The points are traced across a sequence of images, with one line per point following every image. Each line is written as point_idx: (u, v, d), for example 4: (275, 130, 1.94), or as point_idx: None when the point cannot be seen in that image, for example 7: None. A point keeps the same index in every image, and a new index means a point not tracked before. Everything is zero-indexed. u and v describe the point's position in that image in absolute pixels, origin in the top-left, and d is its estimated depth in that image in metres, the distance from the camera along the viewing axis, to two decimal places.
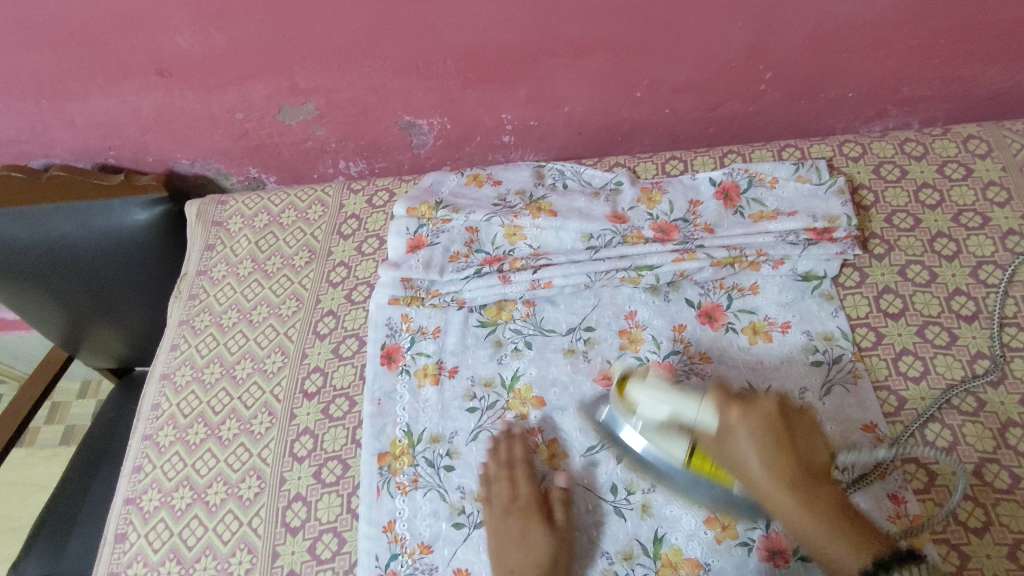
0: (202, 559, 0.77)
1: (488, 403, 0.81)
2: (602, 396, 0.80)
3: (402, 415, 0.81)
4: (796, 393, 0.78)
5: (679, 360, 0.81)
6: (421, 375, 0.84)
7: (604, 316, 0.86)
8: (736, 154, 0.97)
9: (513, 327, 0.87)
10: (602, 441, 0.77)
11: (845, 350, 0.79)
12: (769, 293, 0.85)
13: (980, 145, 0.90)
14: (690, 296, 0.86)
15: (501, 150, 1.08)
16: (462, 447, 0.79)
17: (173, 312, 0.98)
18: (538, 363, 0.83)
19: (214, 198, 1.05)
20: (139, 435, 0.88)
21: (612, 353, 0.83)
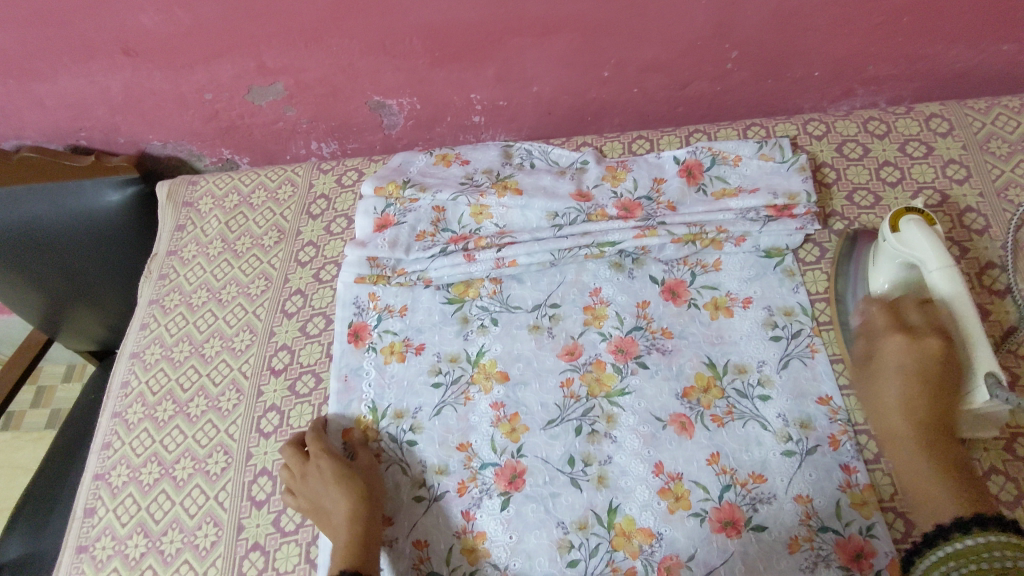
0: (169, 533, 0.78)
1: (453, 377, 0.82)
2: (564, 370, 0.81)
3: (368, 391, 0.82)
4: (754, 366, 0.79)
5: (641, 335, 0.82)
6: (388, 352, 0.85)
7: (569, 293, 0.87)
8: (702, 133, 0.97)
9: (479, 304, 0.87)
10: (562, 414, 0.78)
11: (804, 325, 0.81)
12: (732, 270, 0.86)
13: (942, 124, 0.91)
14: (654, 273, 0.87)
15: (471, 130, 1.08)
16: (425, 421, 0.80)
17: (143, 292, 0.98)
18: (503, 339, 0.84)
19: (185, 179, 1.06)
20: (108, 413, 0.89)
21: (576, 328, 0.84)
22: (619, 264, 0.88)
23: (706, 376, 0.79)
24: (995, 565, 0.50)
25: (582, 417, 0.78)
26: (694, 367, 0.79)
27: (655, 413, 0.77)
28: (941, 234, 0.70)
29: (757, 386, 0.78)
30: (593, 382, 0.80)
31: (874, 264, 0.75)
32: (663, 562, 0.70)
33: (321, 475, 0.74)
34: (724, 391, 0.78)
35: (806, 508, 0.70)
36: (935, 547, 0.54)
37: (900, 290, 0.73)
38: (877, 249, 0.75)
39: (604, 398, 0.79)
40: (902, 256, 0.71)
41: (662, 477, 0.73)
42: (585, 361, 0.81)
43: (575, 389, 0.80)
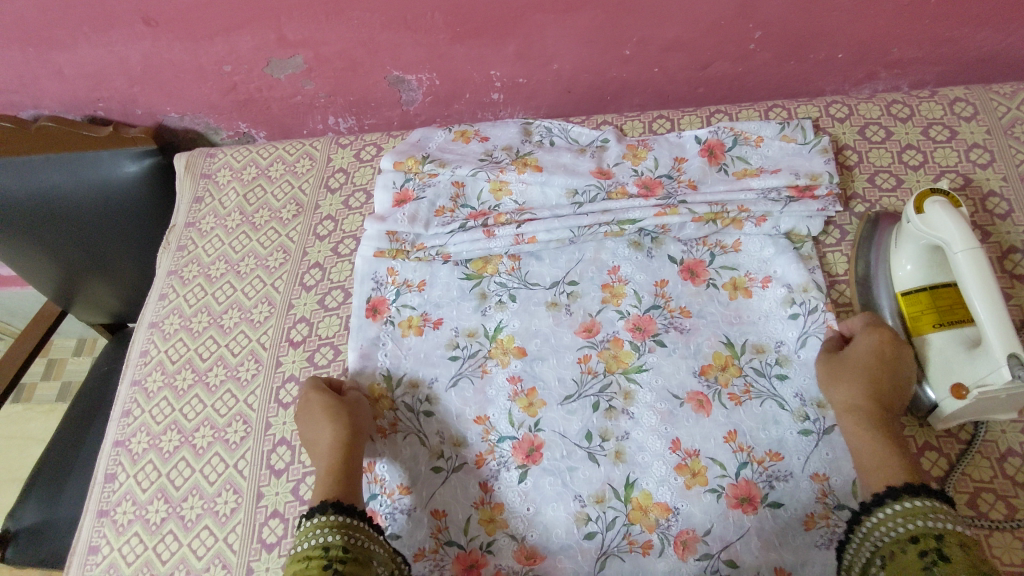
0: (189, 499, 0.79)
1: (471, 351, 0.83)
2: (582, 347, 0.81)
3: (385, 360, 0.83)
4: (772, 346, 0.79)
5: (660, 314, 0.82)
6: (406, 326, 0.85)
7: (587, 271, 0.87)
8: (723, 114, 0.97)
9: (497, 280, 0.88)
10: (579, 390, 0.79)
11: (820, 301, 0.80)
12: (750, 251, 0.86)
13: (966, 108, 0.90)
14: (673, 253, 0.87)
15: (490, 108, 1.08)
16: (442, 392, 0.80)
17: (161, 263, 0.99)
18: (522, 315, 0.84)
19: (203, 151, 1.06)
20: (128, 381, 0.90)
21: (593, 306, 0.84)
22: (638, 243, 0.88)
23: (724, 355, 0.79)
24: (938, 526, 0.58)
25: (599, 393, 0.78)
26: (711, 345, 0.80)
27: (672, 391, 0.77)
28: (965, 217, 0.70)
29: (775, 365, 0.78)
30: (610, 359, 0.80)
31: (897, 247, 0.76)
32: (680, 535, 0.70)
33: (314, 407, 0.77)
34: (742, 369, 0.78)
35: (822, 487, 0.71)
36: (887, 506, 0.62)
37: (922, 273, 0.73)
38: (900, 231, 0.76)
39: (622, 374, 0.79)
40: (927, 238, 0.71)
41: (680, 453, 0.74)
42: (602, 338, 0.82)
43: (593, 365, 0.80)
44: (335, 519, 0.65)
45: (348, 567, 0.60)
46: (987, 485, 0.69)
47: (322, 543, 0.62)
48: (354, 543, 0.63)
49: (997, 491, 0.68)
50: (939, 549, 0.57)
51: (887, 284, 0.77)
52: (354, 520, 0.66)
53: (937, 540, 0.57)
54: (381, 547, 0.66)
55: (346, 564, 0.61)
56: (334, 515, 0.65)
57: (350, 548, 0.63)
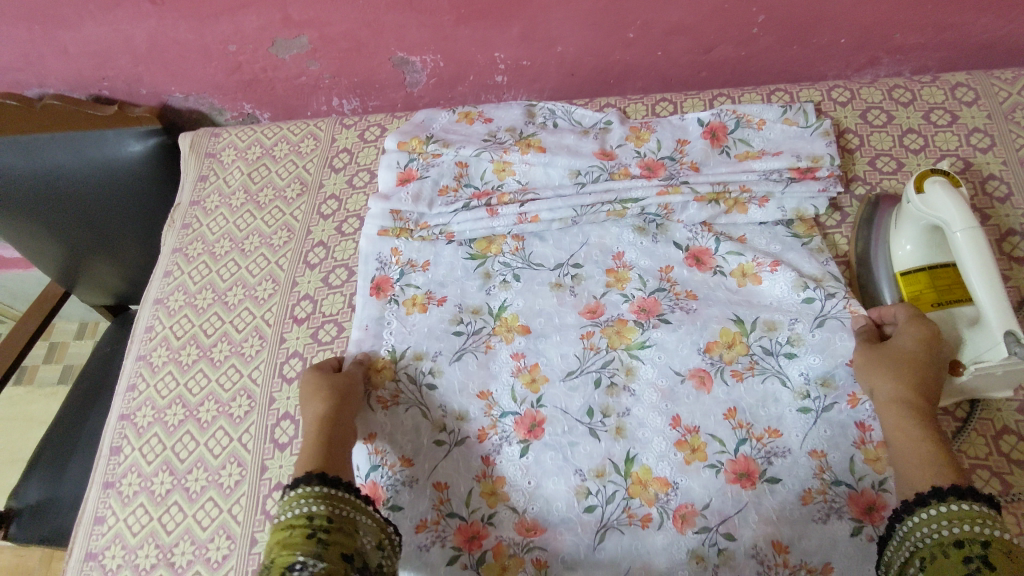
0: (194, 471, 0.81)
1: (474, 328, 0.83)
2: (585, 325, 0.82)
3: (388, 337, 0.83)
4: (785, 324, 0.78)
5: (664, 296, 0.83)
6: (409, 304, 0.86)
7: (591, 254, 0.88)
8: (726, 97, 0.97)
9: (501, 260, 0.88)
10: (582, 365, 0.79)
11: (837, 288, 0.79)
12: (757, 244, 0.85)
13: (967, 93, 0.90)
14: (678, 238, 0.87)
15: (494, 90, 1.08)
16: (445, 365, 0.80)
17: (166, 241, 0.99)
18: (525, 295, 0.85)
19: (207, 131, 1.06)
20: (133, 355, 0.91)
21: (597, 288, 0.85)
22: (642, 228, 0.88)
23: (732, 332, 0.79)
24: (984, 531, 0.54)
25: (600, 369, 0.79)
26: (719, 321, 0.79)
27: (675, 367, 0.78)
28: (965, 197, 0.70)
29: (785, 344, 0.77)
30: (612, 335, 0.81)
31: (897, 227, 0.76)
32: (678, 509, 0.71)
33: (308, 383, 0.77)
34: (750, 347, 0.78)
35: (820, 463, 0.72)
36: (928, 507, 0.57)
37: (922, 253, 0.74)
38: (900, 212, 0.76)
39: (624, 350, 0.80)
40: (927, 218, 0.71)
41: (679, 429, 0.75)
42: (606, 319, 0.82)
43: (595, 341, 0.81)
44: (318, 490, 0.61)
45: (332, 539, 0.58)
46: (982, 461, 0.70)
47: (307, 513, 0.59)
48: (338, 515, 0.60)
49: (992, 468, 0.69)
50: (985, 557, 0.52)
51: (887, 264, 0.77)
52: (336, 491, 0.61)
53: (983, 545, 0.53)
54: (369, 516, 0.63)
55: (330, 535, 0.58)
56: (318, 486, 0.61)
57: (335, 518, 0.59)
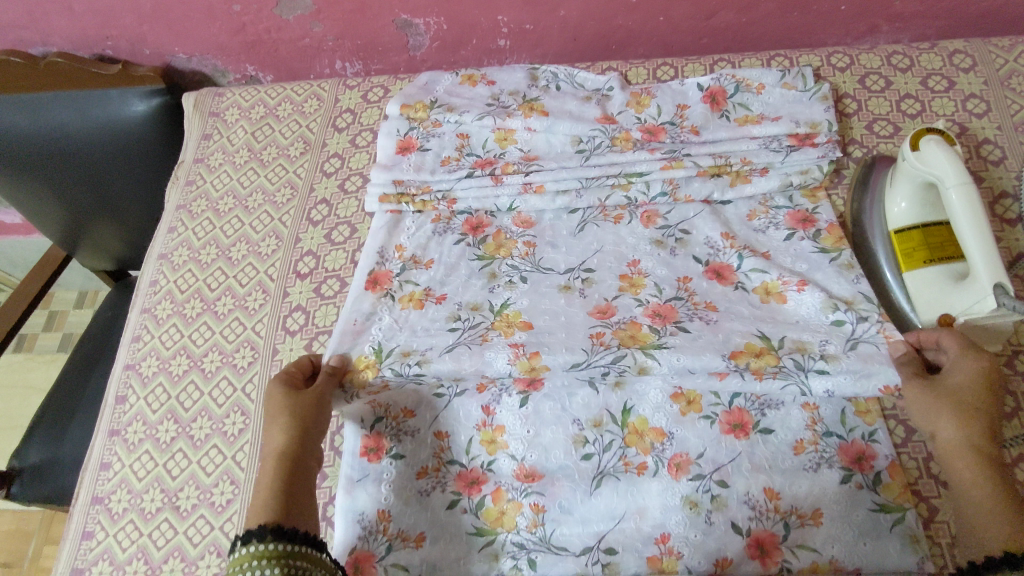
0: (198, 420, 0.82)
1: (471, 323, 0.81)
2: (594, 325, 0.79)
3: (377, 334, 0.80)
4: (816, 344, 0.73)
5: (682, 305, 0.79)
6: (406, 300, 0.83)
7: (605, 261, 0.85)
8: (726, 63, 0.98)
9: (509, 262, 0.86)
10: (588, 360, 0.75)
11: (870, 313, 0.74)
12: (781, 261, 0.82)
13: (965, 60, 0.91)
14: (698, 253, 0.84)
15: (496, 55, 1.09)
16: (434, 358, 0.77)
17: (170, 197, 1.01)
18: (531, 295, 0.83)
19: (210, 91, 1.07)
20: (138, 308, 0.92)
21: (609, 292, 0.82)
22: (660, 241, 0.86)
23: (757, 346, 0.73)
24: None
25: (609, 364, 0.74)
26: (743, 336, 0.75)
27: (691, 368, 0.73)
28: (959, 155, 0.72)
29: (819, 361, 0.71)
30: (626, 338, 0.77)
31: (892, 185, 0.77)
32: (673, 458, 0.73)
33: (272, 403, 0.73)
34: (779, 359, 0.72)
35: (813, 415, 0.73)
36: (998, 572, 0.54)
37: (917, 211, 0.75)
38: (896, 170, 0.77)
39: (637, 350, 0.75)
40: (920, 175, 0.72)
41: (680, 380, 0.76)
42: (617, 321, 0.79)
43: (606, 340, 0.77)
44: (273, 549, 0.57)
45: None
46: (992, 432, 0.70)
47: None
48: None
49: None
50: None
51: (881, 221, 0.79)
52: (295, 546, 0.58)
53: None
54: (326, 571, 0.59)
55: None
56: (273, 544, 0.57)
57: None
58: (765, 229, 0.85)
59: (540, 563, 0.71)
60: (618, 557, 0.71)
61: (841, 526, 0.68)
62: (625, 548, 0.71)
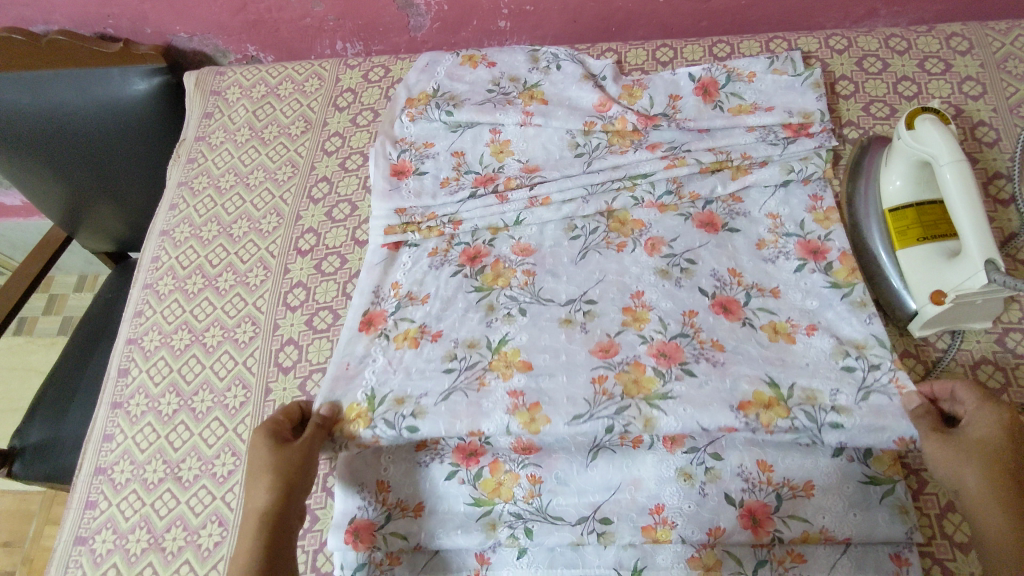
0: (200, 393, 0.83)
1: (469, 363, 0.75)
2: (597, 367, 0.73)
3: (371, 378, 0.75)
4: (826, 393, 0.68)
5: (688, 343, 0.74)
6: (401, 338, 0.78)
7: (607, 292, 0.79)
8: (725, 45, 0.99)
9: (508, 293, 0.81)
10: (592, 411, 0.69)
11: (882, 359, 0.70)
12: (791, 298, 0.77)
13: (962, 43, 0.92)
14: (703, 285, 0.79)
15: (497, 36, 1.09)
16: (430, 407, 0.71)
17: (172, 174, 1.02)
18: (530, 330, 0.77)
19: (212, 70, 1.08)
20: (140, 284, 0.93)
21: (613, 327, 0.76)
22: (666, 270, 0.80)
23: (766, 394, 0.69)
24: None
25: (614, 416, 0.69)
26: (752, 383, 0.69)
27: (700, 422, 0.67)
28: (955, 134, 0.72)
29: (830, 412, 0.67)
30: (629, 383, 0.71)
31: (888, 164, 0.78)
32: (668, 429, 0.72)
33: (253, 456, 0.67)
34: (789, 411, 0.67)
35: None
36: None
37: (911, 189, 0.75)
38: (892, 150, 0.78)
39: (642, 399, 0.69)
40: (916, 154, 0.73)
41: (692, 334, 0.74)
42: (620, 361, 0.73)
43: (608, 387, 0.71)
44: None
45: None
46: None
47: None
48: None
49: None
50: None
51: (876, 200, 0.79)
52: None
53: None
54: None
55: None
56: None
57: None
58: (775, 259, 0.80)
59: (536, 532, 0.71)
60: (613, 527, 0.70)
61: (832, 497, 0.68)
62: (620, 518, 0.70)
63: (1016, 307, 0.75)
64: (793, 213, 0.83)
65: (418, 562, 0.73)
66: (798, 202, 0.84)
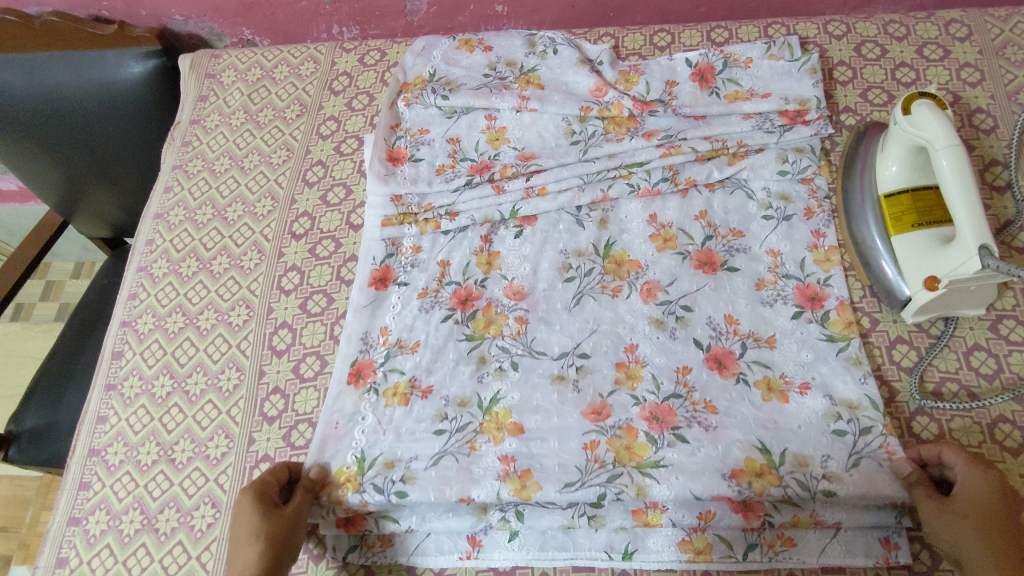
0: (194, 375, 0.83)
1: (459, 424, 0.72)
2: (589, 431, 0.70)
3: (359, 440, 0.72)
4: (817, 459, 0.67)
5: (680, 405, 0.71)
6: (390, 394, 0.75)
7: (601, 344, 0.76)
8: (723, 30, 0.98)
9: (499, 343, 0.77)
10: (584, 478, 0.67)
11: (875, 421, 0.68)
12: (787, 347, 0.74)
13: (961, 30, 0.92)
14: (699, 335, 0.75)
15: (493, 21, 1.08)
16: (419, 471, 0.69)
17: (166, 157, 1.01)
18: (522, 388, 0.74)
19: (207, 52, 1.08)
20: (134, 267, 0.93)
21: (605, 386, 0.73)
22: (660, 321, 0.77)
23: (759, 462, 0.67)
24: None
25: (606, 484, 0.67)
26: (744, 449, 0.68)
27: (694, 491, 0.66)
28: (951, 118, 0.72)
29: (821, 480, 0.66)
30: (621, 450, 0.69)
31: (884, 149, 0.77)
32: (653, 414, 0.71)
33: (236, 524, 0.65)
34: (781, 479, 0.66)
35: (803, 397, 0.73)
36: None
37: (907, 174, 0.75)
38: (887, 136, 0.77)
39: (635, 468, 0.68)
40: (911, 139, 0.73)
41: (683, 379, 0.73)
42: (613, 425, 0.70)
43: (601, 454, 0.69)
44: None
45: None
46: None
47: None
48: None
49: (963, 381, 0.72)
50: None
51: (871, 185, 0.78)
52: None
53: None
54: None
55: None
56: None
57: None
58: (772, 303, 0.76)
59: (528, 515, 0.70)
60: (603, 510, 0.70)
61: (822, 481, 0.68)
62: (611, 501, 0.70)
63: (1009, 294, 0.75)
64: (794, 251, 0.80)
65: (407, 546, 0.72)
66: (799, 238, 0.80)
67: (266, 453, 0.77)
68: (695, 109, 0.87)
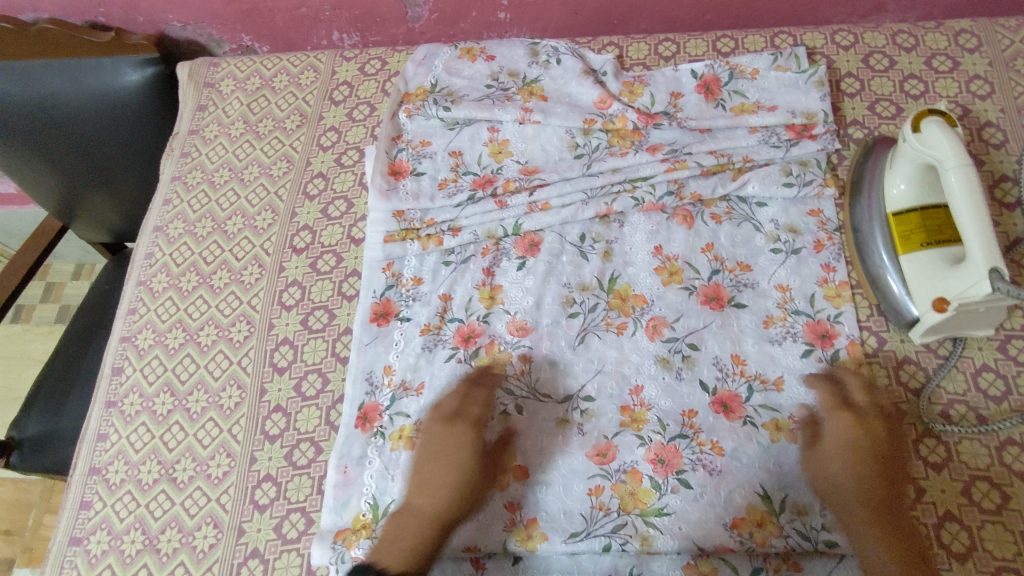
0: (194, 393, 0.82)
1: None
2: (594, 475, 0.70)
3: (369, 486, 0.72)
4: (818, 506, 0.67)
5: (687, 447, 0.71)
6: (396, 438, 0.74)
7: (606, 386, 0.75)
8: (729, 39, 0.97)
9: (503, 386, 0.76)
10: (588, 528, 0.68)
11: None
12: (795, 391, 0.73)
13: (970, 40, 0.90)
14: (705, 377, 0.74)
15: (496, 28, 1.07)
16: None
17: (165, 168, 1.00)
18: (527, 431, 0.73)
19: (205, 60, 1.07)
20: (134, 281, 0.92)
21: (610, 428, 0.73)
22: (666, 360, 0.76)
23: (759, 510, 0.68)
24: None
25: (611, 534, 0.68)
26: (745, 496, 0.68)
27: (697, 542, 0.67)
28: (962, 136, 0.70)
29: (821, 531, 0.66)
30: (625, 496, 0.69)
31: (893, 166, 0.76)
32: (657, 453, 0.71)
33: (434, 445, 0.70)
34: (782, 529, 0.67)
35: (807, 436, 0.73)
36: None
37: (915, 192, 0.74)
38: (897, 152, 0.76)
39: (638, 516, 0.68)
40: (921, 156, 0.71)
41: (689, 424, 0.72)
42: (617, 468, 0.70)
43: (605, 501, 0.69)
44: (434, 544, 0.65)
45: None
46: (995, 518, 0.66)
47: None
48: None
49: (969, 403, 0.71)
50: None
51: (880, 202, 0.77)
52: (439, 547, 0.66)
53: None
54: None
55: None
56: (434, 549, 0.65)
57: None
58: (781, 341, 0.75)
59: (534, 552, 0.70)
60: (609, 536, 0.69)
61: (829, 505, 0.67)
62: None
63: (1018, 314, 0.75)
64: (804, 286, 0.78)
65: None
66: (809, 273, 0.79)
67: (268, 472, 0.76)
68: (700, 122, 0.86)
